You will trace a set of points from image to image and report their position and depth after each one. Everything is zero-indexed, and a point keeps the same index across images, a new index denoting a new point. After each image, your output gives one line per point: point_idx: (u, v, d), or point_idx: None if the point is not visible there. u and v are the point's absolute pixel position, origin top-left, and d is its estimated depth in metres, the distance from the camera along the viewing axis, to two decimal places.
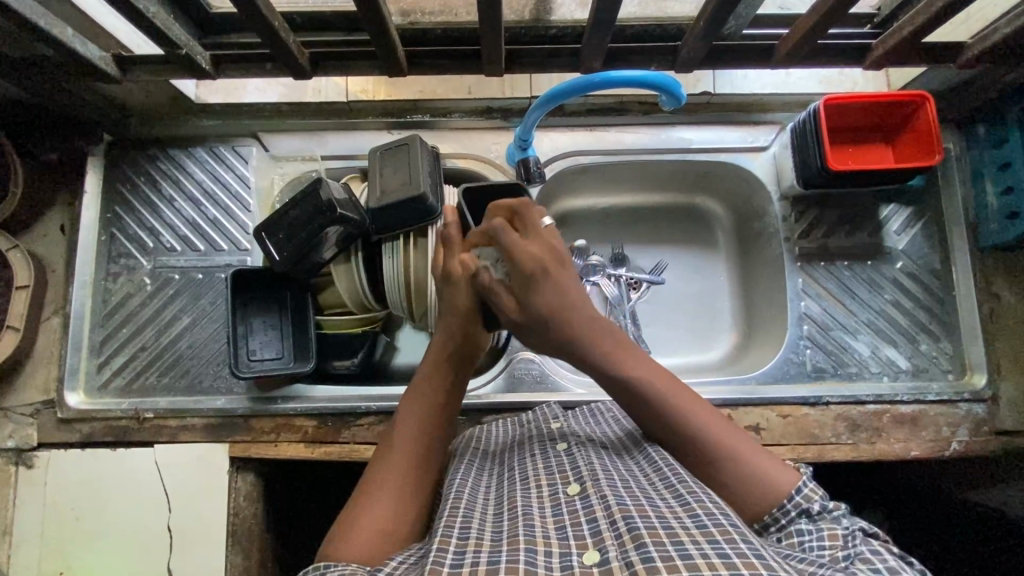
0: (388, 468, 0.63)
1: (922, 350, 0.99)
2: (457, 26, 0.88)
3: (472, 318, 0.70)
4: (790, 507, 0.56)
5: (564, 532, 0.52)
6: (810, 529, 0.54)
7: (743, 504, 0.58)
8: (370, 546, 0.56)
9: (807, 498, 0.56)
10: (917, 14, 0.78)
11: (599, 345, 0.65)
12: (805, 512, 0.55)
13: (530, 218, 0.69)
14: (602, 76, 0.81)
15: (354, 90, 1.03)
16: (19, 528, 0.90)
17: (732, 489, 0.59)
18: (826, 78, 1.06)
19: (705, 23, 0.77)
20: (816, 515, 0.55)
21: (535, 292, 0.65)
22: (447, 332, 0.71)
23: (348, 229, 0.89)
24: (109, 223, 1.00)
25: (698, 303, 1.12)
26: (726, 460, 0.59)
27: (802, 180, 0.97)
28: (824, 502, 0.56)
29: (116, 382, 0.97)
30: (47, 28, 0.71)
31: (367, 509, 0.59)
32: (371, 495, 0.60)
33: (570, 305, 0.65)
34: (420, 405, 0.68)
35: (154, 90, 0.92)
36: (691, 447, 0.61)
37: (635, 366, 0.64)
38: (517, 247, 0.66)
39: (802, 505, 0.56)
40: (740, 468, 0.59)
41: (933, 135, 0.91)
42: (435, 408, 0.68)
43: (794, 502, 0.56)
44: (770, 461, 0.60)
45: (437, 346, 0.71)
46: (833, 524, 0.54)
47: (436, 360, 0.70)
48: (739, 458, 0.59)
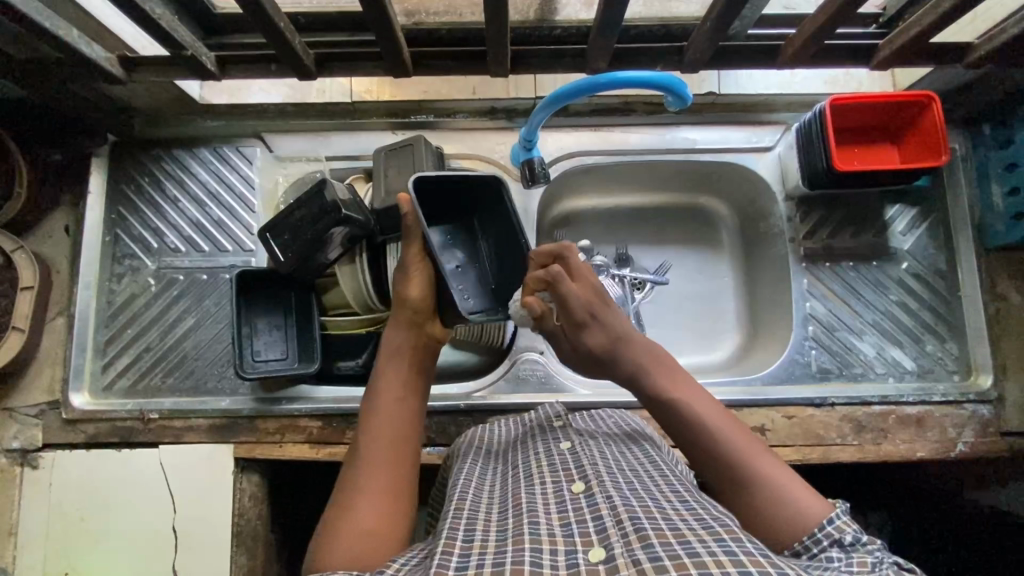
0: (363, 470, 0.62)
1: (927, 350, 0.99)
2: (462, 26, 0.87)
3: (420, 311, 0.75)
4: (819, 535, 0.54)
5: (569, 530, 0.52)
6: (839, 556, 0.51)
7: (765, 525, 0.57)
8: (355, 545, 0.56)
9: (839, 529, 0.54)
10: (923, 14, 0.78)
11: (640, 368, 0.70)
12: (837, 542, 0.53)
13: (574, 260, 0.76)
14: (606, 77, 0.80)
15: (358, 90, 1.03)
16: (24, 529, 0.90)
17: (753, 513, 0.58)
18: (831, 78, 1.06)
19: (711, 23, 0.77)
20: (848, 546, 0.53)
21: (587, 328, 0.73)
22: (398, 329, 0.74)
23: (352, 230, 0.89)
24: (114, 224, 1.00)
25: (702, 303, 1.12)
26: (748, 477, 0.59)
27: (808, 180, 0.97)
28: (857, 534, 0.53)
29: (121, 382, 0.97)
30: (52, 29, 0.70)
31: (349, 513, 0.58)
32: (350, 500, 0.60)
33: (617, 336, 0.72)
34: (384, 403, 0.68)
35: (158, 91, 0.92)
36: (712, 461, 0.61)
37: (670, 386, 0.67)
38: (575, 296, 0.73)
39: (834, 535, 0.53)
40: (762, 489, 0.58)
41: (939, 135, 0.91)
42: (399, 402, 0.68)
43: (823, 531, 0.54)
44: (793, 482, 0.59)
45: (389, 345, 0.73)
46: (865, 554, 0.51)
47: (392, 357, 0.72)
48: (759, 478, 0.59)
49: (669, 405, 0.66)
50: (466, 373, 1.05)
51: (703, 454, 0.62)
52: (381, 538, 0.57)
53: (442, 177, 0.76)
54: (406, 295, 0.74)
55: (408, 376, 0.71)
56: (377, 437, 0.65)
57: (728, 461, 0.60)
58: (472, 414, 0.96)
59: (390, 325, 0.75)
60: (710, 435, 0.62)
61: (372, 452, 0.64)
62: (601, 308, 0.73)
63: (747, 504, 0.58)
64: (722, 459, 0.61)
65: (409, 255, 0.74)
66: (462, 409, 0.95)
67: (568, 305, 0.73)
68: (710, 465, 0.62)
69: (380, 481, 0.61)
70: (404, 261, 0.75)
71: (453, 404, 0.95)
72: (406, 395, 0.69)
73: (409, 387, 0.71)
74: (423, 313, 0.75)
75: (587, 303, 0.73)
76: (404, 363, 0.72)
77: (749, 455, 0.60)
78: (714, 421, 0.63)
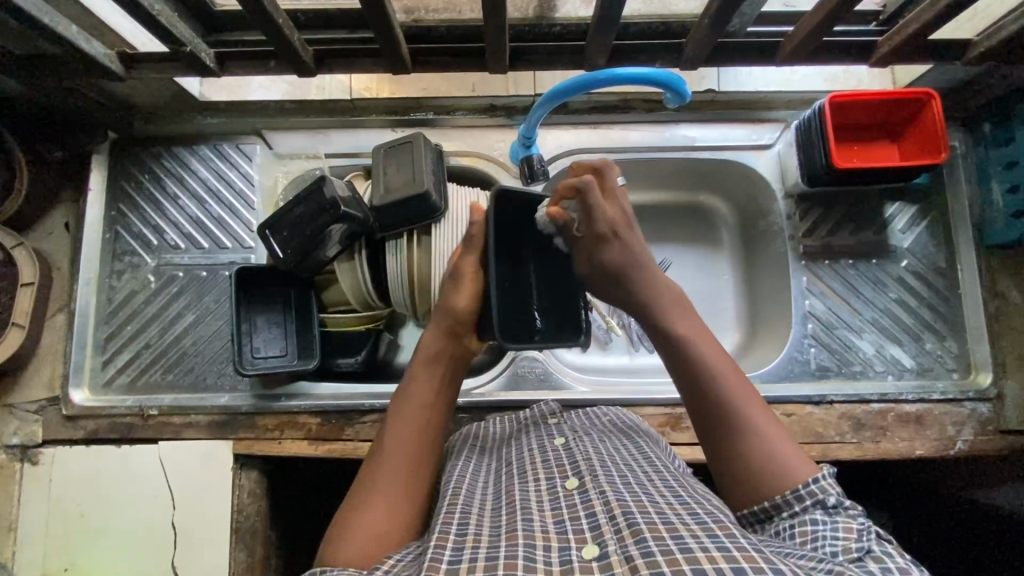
0: (379, 474, 0.62)
1: (926, 349, 0.98)
2: (461, 23, 0.87)
3: (463, 321, 0.74)
4: (803, 494, 0.56)
5: (562, 526, 0.52)
6: (824, 521, 0.53)
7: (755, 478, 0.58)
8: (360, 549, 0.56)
9: (822, 489, 0.55)
10: (923, 11, 0.78)
11: (655, 302, 0.71)
12: (819, 503, 0.55)
13: (611, 173, 0.78)
14: (606, 73, 0.80)
15: (357, 87, 1.06)
16: (24, 525, 0.90)
17: (742, 466, 0.60)
18: (830, 76, 1.05)
19: (710, 20, 0.77)
20: (831, 509, 0.55)
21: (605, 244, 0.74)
22: (436, 333, 0.73)
23: (351, 226, 0.89)
24: (113, 221, 1.00)
25: (702, 302, 1.12)
26: (745, 429, 0.61)
27: (808, 178, 0.97)
28: (840, 497, 0.55)
29: (120, 379, 0.97)
30: (51, 25, 0.71)
31: (360, 514, 0.58)
32: (364, 502, 0.60)
33: (636, 264, 0.73)
34: (412, 409, 0.68)
35: (157, 88, 0.92)
36: (709, 404, 0.63)
37: (681, 327, 0.68)
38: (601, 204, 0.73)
39: (817, 495, 0.55)
40: (757, 445, 0.60)
41: (938, 132, 0.91)
42: (425, 409, 0.68)
43: (806, 490, 0.56)
44: (784, 444, 0.60)
45: (424, 348, 0.73)
46: (849, 519, 0.54)
47: (426, 362, 0.72)
48: (753, 433, 0.60)
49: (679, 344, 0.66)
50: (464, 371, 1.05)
51: (702, 394, 0.63)
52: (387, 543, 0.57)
53: (523, 195, 0.79)
54: (450, 301, 0.74)
55: (440, 383, 0.71)
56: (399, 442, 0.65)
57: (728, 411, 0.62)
58: (470, 411, 0.96)
59: (428, 328, 0.74)
60: (717, 384, 0.63)
61: (392, 456, 0.64)
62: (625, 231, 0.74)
63: (736, 457, 0.60)
64: (720, 406, 0.62)
65: (464, 264, 0.76)
66: (461, 406, 0.95)
67: (596, 212, 0.73)
68: (708, 410, 0.63)
69: (395, 485, 0.61)
70: (458, 270, 0.76)
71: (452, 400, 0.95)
72: (434, 401, 0.69)
73: (440, 395, 0.70)
74: (464, 323, 0.74)
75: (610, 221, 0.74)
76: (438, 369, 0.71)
77: (747, 410, 0.62)
78: (721, 365, 0.64)
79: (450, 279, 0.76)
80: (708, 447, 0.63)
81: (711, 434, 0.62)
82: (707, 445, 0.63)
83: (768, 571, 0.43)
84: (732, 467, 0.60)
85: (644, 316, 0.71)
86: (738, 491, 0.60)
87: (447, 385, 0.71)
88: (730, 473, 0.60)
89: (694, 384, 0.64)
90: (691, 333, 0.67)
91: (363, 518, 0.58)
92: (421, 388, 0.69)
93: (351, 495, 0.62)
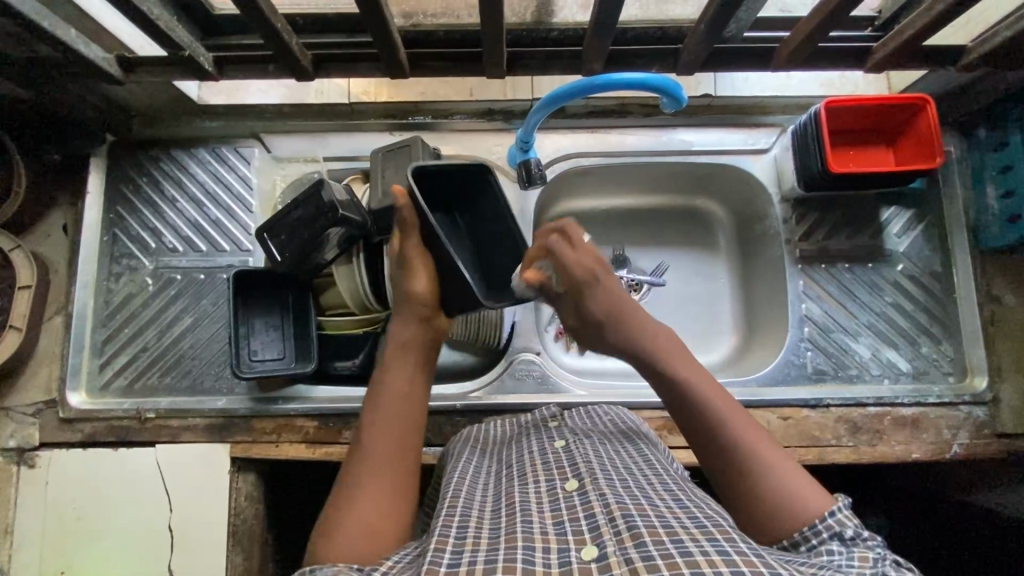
0: (364, 466, 0.62)
1: (922, 352, 0.99)
2: (459, 28, 0.88)
3: (429, 305, 0.73)
4: (820, 526, 0.54)
5: (562, 528, 0.52)
6: (840, 550, 0.52)
7: (771, 520, 0.56)
8: (355, 545, 0.55)
9: (840, 522, 0.54)
10: (918, 17, 0.78)
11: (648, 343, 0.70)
12: (837, 535, 0.53)
13: (576, 235, 0.76)
14: (602, 78, 0.81)
15: (356, 91, 1.05)
16: (20, 528, 0.90)
17: (748, 500, 0.58)
18: (826, 81, 1.06)
19: (706, 25, 0.77)
20: (849, 541, 0.53)
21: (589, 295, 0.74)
22: (406, 322, 0.73)
23: (349, 230, 0.89)
24: (111, 224, 1.00)
25: (699, 305, 1.12)
26: (755, 474, 0.59)
27: (803, 182, 0.97)
28: (858, 529, 0.54)
29: (117, 382, 0.97)
30: (50, 29, 0.71)
31: (349, 510, 0.58)
32: (353, 496, 0.60)
33: (622, 307, 0.73)
34: (389, 401, 0.67)
35: (156, 91, 0.93)
36: (710, 440, 0.62)
37: (676, 364, 0.67)
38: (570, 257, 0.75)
39: (834, 528, 0.53)
40: (770, 486, 0.57)
41: (932, 138, 0.91)
42: (402, 398, 0.68)
43: (823, 523, 0.54)
44: (794, 474, 0.58)
45: (395, 339, 0.72)
46: (865, 549, 0.52)
47: (398, 351, 0.71)
48: (757, 466, 0.59)
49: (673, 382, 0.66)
50: (462, 374, 1.06)
51: (702, 430, 0.63)
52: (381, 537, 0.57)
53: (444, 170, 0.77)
54: (413, 289, 0.73)
55: (413, 369, 0.71)
56: (381, 434, 0.64)
57: (730, 445, 0.61)
58: (468, 414, 0.96)
59: (398, 318, 0.74)
60: (717, 418, 0.62)
61: (374, 449, 0.63)
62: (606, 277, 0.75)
63: (742, 494, 0.59)
64: (722, 442, 0.61)
65: (409, 250, 0.74)
66: (458, 409, 0.96)
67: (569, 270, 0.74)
68: (711, 447, 0.62)
69: (382, 478, 0.61)
70: (406, 257, 0.74)
71: (449, 404, 0.95)
72: (409, 389, 0.69)
73: (415, 384, 0.70)
74: (429, 307, 0.73)
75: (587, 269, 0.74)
76: (410, 358, 0.71)
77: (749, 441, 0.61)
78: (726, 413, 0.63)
79: (399, 268, 0.74)
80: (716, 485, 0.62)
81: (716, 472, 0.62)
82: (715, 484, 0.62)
83: None
84: (739, 504, 0.59)
85: (638, 360, 0.70)
86: (749, 524, 0.58)
87: (422, 372, 0.71)
88: (739, 510, 0.59)
89: (695, 423, 0.64)
90: (685, 370, 0.67)
91: (356, 515, 0.58)
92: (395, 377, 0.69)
93: (336, 492, 0.61)
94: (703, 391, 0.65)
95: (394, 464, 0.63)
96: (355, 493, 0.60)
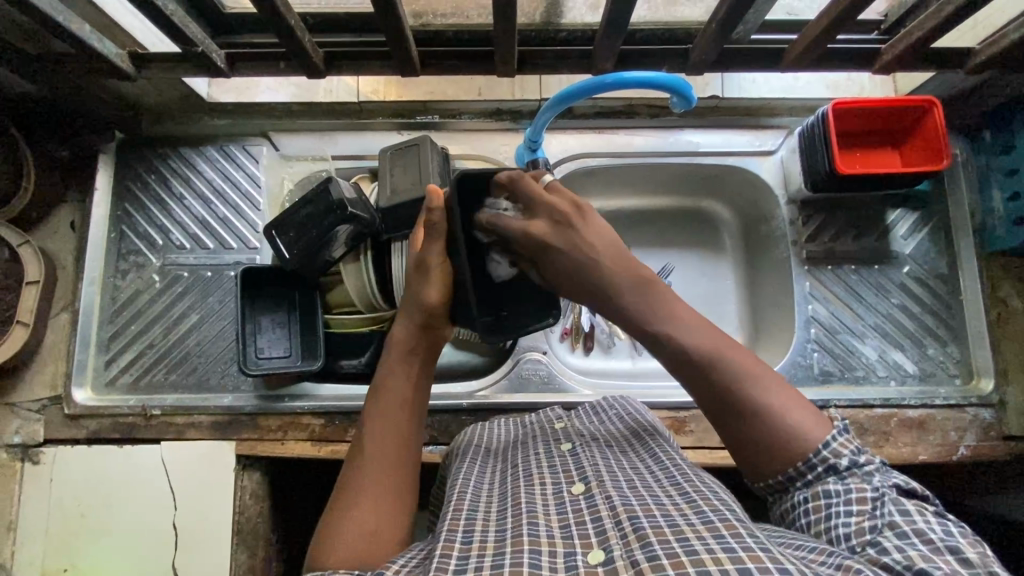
0: (365, 472, 0.61)
1: (928, 354, 0.99)
2: (468, 28, 0.88)
3: (439, 313, 0.69)
4: (814, 462, 0.55)
5: (568, 531, 0.52)
6: (837, 492, 0.53)
7: (771, 459, 0.56)
8: (355, 551, 0.55)
9: (834, 454, 0.55)
10: (926, 19, 0.79)
11: (635, 289, 0.62)
12: (832, 469, 0.55)
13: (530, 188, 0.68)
14: (614, 77, 0.81)
15: (366, 90, 1.04)
16: (23, 524, 0.90)
17: (760, 442, 0.57)
18: (833, 82, 1.07)
19: (716, 26, 0.78)
20: (844, 472, 0.54)
21: (559, 236, 0.66)
22: (406, 323, 0.70)
23: (358, 228, 0.90)
24: (119, 220, 1.00)
25: (703, 307, 1.12)
26: (762, 417, 0.56)
27: (811, 184, 0.98)
28: (854, 457, 0.55)
29: (123, 379, 0.97)
30: (64, 23, 0.71)
31: (350, 514, 0.58)
32: (352, 500, 0.59)
33: (606, 244, 0.65)
34: (392, 404, 0.66)
35: (166, 88, 0.93)
36: (714, 388, 0.58)
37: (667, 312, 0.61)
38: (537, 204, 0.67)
39: (828, 460, 0.54)
40: (778, 424, 0.56)
41: (940, 141, 0.92)
42: (406, 404, 0.66)
43: (818, 457, 0.55)
44: (789, 395, 0.58)
45: (398, 342, 0.69)
46: (863, 482, 0.53)
47: (402, 353, 0.69)
48: (765, 404, 0.57)
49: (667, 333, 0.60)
50: (468, 373, 1.06)
51: (708, 381, 0.58)
52: (380, 545, 0.56)
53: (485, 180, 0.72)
54: (422, 294, 0.69)
55: (418, 375, 0.68)
56: (380, 437, 0.63)
57: (728, 385, 0.57)
58: (475, 413, 0.96)
59: (402, 317, 0.71)
60: (716, 360, 0.58)
61: (375, 454, 0.62)
62: (580, 214, 0.67)
63: (748, 436, 0.57)
64: (730, 390, 0.57)
65: (430, 256, 0.70)
66: (465, 408, 0.96)
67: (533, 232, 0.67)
68: (709, 390, 0.58)
69: (382, 487, 0.60)
70: (423, 263, 0.70)
71: (457, 402, 0.95)
72: (413, 394, 0.67)
73: (418, 389, 0.68)
74: (439, 316, 0.70)
75: (552, 209, 0.67)
76: (414, 362, 0.69)
77: (745, 376, 0.58)
78: (733, 357, 0.58)
79: (417, 274, 0.71)
80: (722, 434, 0.60)
81: (723, 422, 0.58)
82: (721, 432, 0.60)
83: (774, 572, 0.41)
84: (744, 444, 0.58)
85: (623, 316, 0.63)
86: (748, 462, 0.58)
87: (425, 376, 0.69)
88: (742, 450, 0.58)
89: (695, 374, 0.59)
90: (678, 313, 0.61)
91: (357, 516, 0.58)
92: (399, 382, 0.67)
93: (338, 494, 0.61)
94: (694, 335, 0.59)
95: (396, 473, 0.62)
96: (355, 496, 0.59)
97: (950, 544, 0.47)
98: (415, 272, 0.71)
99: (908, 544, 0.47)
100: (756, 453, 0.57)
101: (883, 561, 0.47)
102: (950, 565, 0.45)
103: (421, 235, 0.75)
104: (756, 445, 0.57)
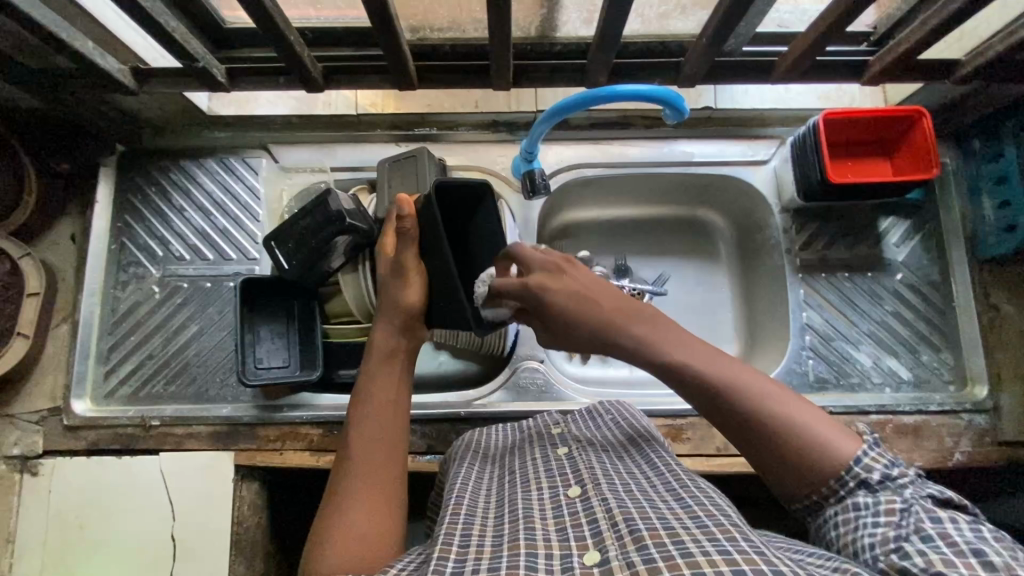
0: (355, 474, 0.62)
1: (923, 360, 1.00)
2: (466, 42, 0.90)
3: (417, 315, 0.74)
4: (847, 479, 0.55)
5: (565, 534, 0.52)
6: (867, 504, 0.53)
7: (806, 481, 0.56)
8: (351, 554, 0.55)
9: (866, 469, 0.55)
10: (912, 33, 0.80)
11: (636, 328, 0.64)
12: (863, 483, 0.55)
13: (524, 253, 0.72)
14: (606, 90, 0.82)
15: (364, 103, 1.08)
16: (21, 536, 0.90)
17: (789, 466, 0.57)
18: (824, 95, 1.10)
19: (706, 40, 0.80)
20: (876, 486, 0.54)
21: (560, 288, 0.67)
22: (388, 328, 0.73)
23: (355, 238, 0.90)
24: (119, 232, 1.01)
25: (700, 314, 1.13)
26: (787, 441, 0.57)
27: (802, 194, 0.99)
28: (886, 471, 0.54)
29: (122, 390, 0.97)
30: (68, 40, 0.73)
31: (342, 518, 0.58)
32: (343, 503, 0.59)
33: (599, 285, 0.68)
34: (376, 408, 0.67)
35: (167, 101, 0.95)
36: (735, 419, 0.59)
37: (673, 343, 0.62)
38: (530, 261, 0.71)
39: (860, 476, 0.55)
40: (804, 443, 0.56)
41: (930, 150, 0.93)
42: (391, 406, 0.68)
43: (851, 474, 0.55)
44: (804, 408, 0.59)
45: (378, 346, 0.73)
46: (893, 494, 0.53)
47: (385, 357, 0.72)
48: (789, 428, 0.57)
49: (672, 371, 0.61)
50: (466, 383, 1.07)
51: (736, 419, 0.58)
52: (379, 547, 0.56)
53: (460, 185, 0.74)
54: (402, 297, 0.74)
55: (400, 378, 0.71)
56: (368, 438, 0.65)
57: (742, 415, 0.58)
58: (472, 421, 0.96)
59: (381, 318, 0.75)
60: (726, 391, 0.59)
61: (365, 460, 0.63)
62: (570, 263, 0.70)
63: (784, 463, 0.57)
64: (752, 421, 0.58)
65: (404, 258, 0.76)
66: (463, 417, 0.96)
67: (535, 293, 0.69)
68: (731, 425, 0.59)
69: (375, 491, 0.61)
70: (400, 264, 0.76)
71: (454, 411, 0.96)
72: (396, 396, 0.69)
73: (401, 392, 0.70)
74: (417, 317, 0.75)
75: (544, 263, 0.70)
76: (396, 366, 0.72)
77: (761, 405, 0.58)
78: (738, 380, 0.59)
79: (395, 276, 0.76)
80: (754, 466, 0.60)
81: (752, 453, 0.59)
82: (749, 461, 0.60)
83: (768, 573, 0.42)
84: (782, 472, 0.57)
85: (636, 359, 0.64)
86: (792, 491, 0.58)
87: (406, 378, 0.72)
88: (782, 477, 0.58)
89: (718, 408, 0.59)
90: (684, 348, 0.62)
91: (350, 515, 0.58)
92: (382, 384, 0.69)
93: (329, 498, 0.61)
94: (699, 369, 0.60)
95: (387, 475, 0.62)
96: (348, 496, 0.60)
97: (976, 546, 0.46)
98: (391, 276, 0.76)
99: (931, 549, 0.47)
100: (790, 477, 0.57)
101: (901, 565, 0.47)
102: (973, 569, 0.44)
103: (391, 241, 0.79)
104: (788, 468, 0.57)
